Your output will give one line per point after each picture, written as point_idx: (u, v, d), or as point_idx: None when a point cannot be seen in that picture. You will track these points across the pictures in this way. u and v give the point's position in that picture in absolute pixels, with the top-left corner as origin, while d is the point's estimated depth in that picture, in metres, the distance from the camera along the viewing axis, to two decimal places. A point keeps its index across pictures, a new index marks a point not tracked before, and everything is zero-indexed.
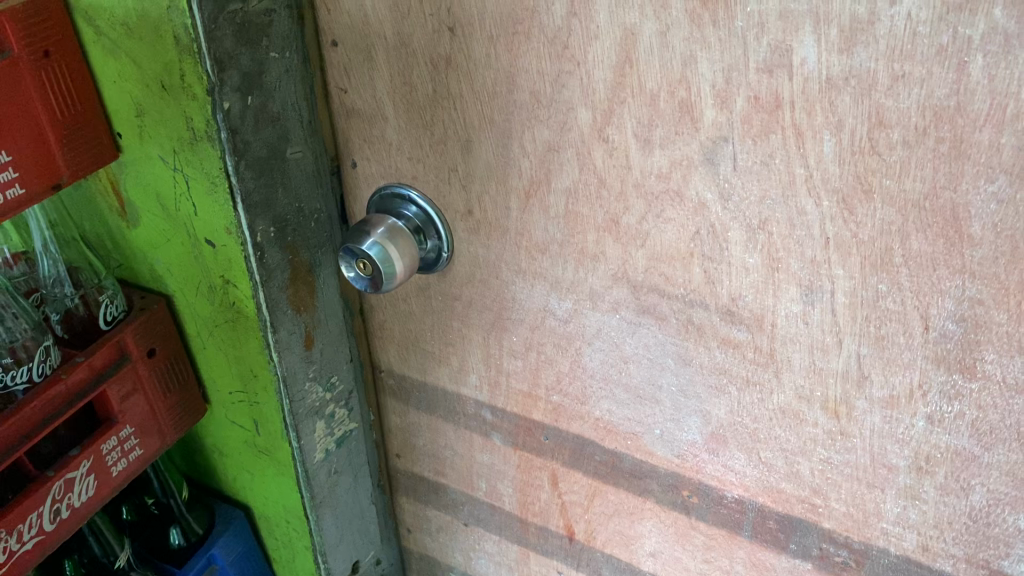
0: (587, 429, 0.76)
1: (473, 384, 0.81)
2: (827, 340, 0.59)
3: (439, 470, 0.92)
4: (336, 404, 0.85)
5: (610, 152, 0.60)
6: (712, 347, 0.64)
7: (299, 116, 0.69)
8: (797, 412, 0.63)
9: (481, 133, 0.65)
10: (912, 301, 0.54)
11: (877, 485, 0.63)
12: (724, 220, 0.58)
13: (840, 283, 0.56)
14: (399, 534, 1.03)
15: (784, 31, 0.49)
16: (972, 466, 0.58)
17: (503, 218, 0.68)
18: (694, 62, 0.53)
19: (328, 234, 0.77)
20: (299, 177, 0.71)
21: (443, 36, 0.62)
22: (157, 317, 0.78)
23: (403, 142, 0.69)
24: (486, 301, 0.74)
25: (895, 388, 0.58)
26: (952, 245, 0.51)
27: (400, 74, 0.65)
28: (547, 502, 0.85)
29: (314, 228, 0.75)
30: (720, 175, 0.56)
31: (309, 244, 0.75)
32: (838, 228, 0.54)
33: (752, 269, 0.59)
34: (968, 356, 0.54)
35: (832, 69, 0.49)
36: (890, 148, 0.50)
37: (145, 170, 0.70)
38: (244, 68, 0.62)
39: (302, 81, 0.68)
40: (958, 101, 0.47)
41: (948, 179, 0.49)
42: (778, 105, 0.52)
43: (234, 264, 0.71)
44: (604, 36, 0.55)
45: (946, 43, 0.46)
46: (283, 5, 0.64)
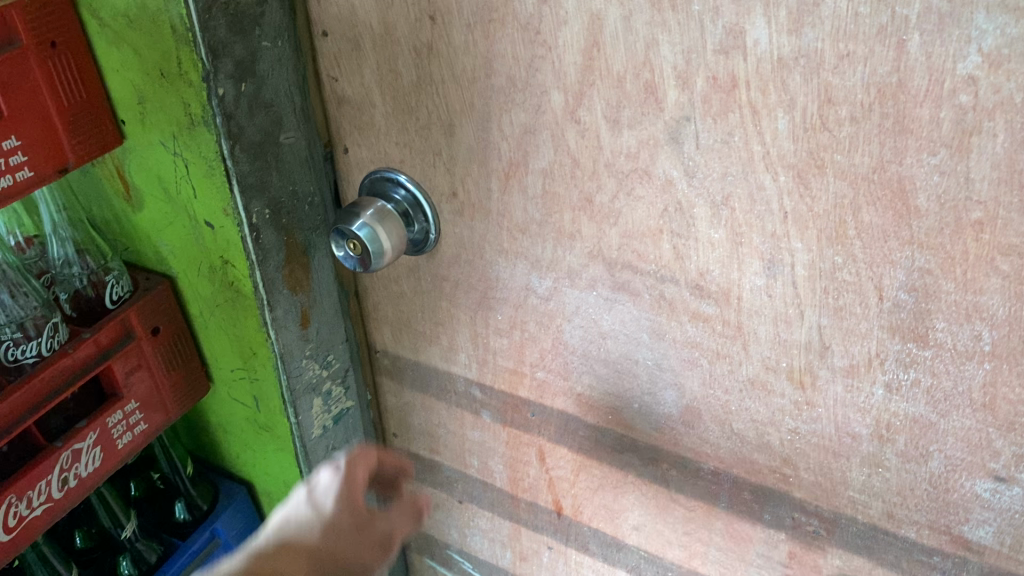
0: (570, 404, 0.79)
1: (463, 363, 0.84)
2: (790, 312, 0.61)
3: (434, 448, 0.95)
4: (333, 381, 0.89)
5: (582, 133, 0.63)
6: (683, 321, 0.67)
7: (292, 103, 0.72)
8: (765, 383, 0.66)
9: (463, 117, 0.68)
10: (867, 273, 0.56)
11: (843, 454, 0.65)
12: (689, 197, 0.61)
13: (799, 256, 0.59)
14: None
15: (737, 14, 0.52)
16: (929, 433, 0.60)
17: (486, 199, 0.71)
18: (655, 46, 0.56)
19: (322, 218, 0.80)
20: (293, 162, 0.75)
21: (424, 24, 0.65)
22: (161, 297, 0.82)
23: (391, 128, 0.72)
24: (472, 280, 0.77)
25: (854, 357, 0.60)
26: (901, 217, 0.53)
27: (386, 62, 0.69)
28: (535, 478, 0.88)
29: (308, 211, 0.78)
30: (685, 153, 0.59)
31: (304, 226, 0.78)
32: (795, 202, 0.57)
33: (717, 244, 0.61)
34: (921, 325, 0.56)
35: (783, 50, 0.52)
36: (840, 124, 0.52)
37: (147, 156, 0.74)
38: (237, 56, 0.66)
39: (294, 70, 0.72)
40: (900, 78, 0.49)
41: (894, 153, 0.52)
42: (734, 86, 0.55)
43: (231, 244, 0.75)
44: (572, 22, 0.58)
45: (886, 23, 0.48)
46: None
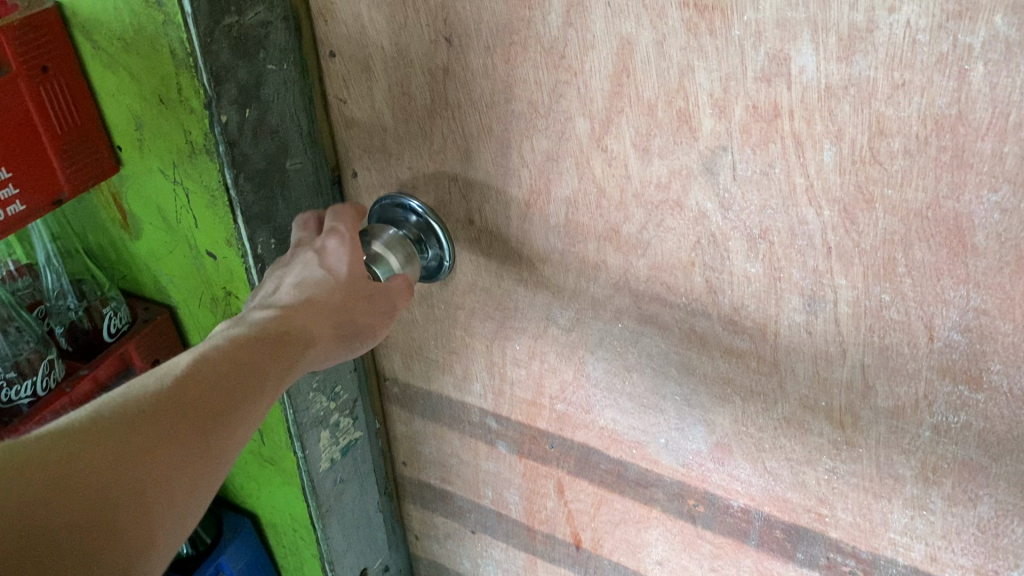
0: (591, 437, 0.76)
1: (478, 393, 0.81)
2: (831, 350, 0.58)
3: (445, 477, 0.91)
4: (341, 412, 0.85)
5: (609, 162, 0.59)
6: (715, 356, 0.63)
7: (298, 127, 0.69)
8: (801, 422, 0.62)
9: (481, 143, 0.64)
10: (917, 312, 0.53)
11: (884, 495, 0.62)
12: (724, 229, 0.57)
13: (842, 293, 0.55)
14: (407, 540, 1.04)
15: (782, 39, 0.49)
16: (979, 477, 0.57)
17: (504, 227, 0.68)
18: (691, 72, 0.53)
19: None
20: (300, 188, 0.71)
21: (440, 46, 0.61)
22: (161, 328, 0.79)
23: (403, 152, 0.69)
24: (489, 310, 0.74)
25: (900, 398, 0.57)
26: (956, 255, 0.50)
27: (399, 85, 0.65)
28: (553, 509, 0.85)
29: None
30: (720, 185, 0.56)
31: None
32: (840, 237, 0.53)
33: (754, 278, 0.58)
34: (974, 367, 0.53)
35: (832, 78, 0.48)
36: (892, 158, 0.49)
37: (146, 184, 0.70)
38: (241, 81, 0.62)
39: (300, 92, 0.68)
40: (960, 110, 0.46)
41: (951, 189, 0.48)
42: (776, 115, 0.51)
43: (236, 275, 0.71)
44: (600, 46, 0.55)
45: (947, 51, 0.45)
46: (280, 17, 0.63)
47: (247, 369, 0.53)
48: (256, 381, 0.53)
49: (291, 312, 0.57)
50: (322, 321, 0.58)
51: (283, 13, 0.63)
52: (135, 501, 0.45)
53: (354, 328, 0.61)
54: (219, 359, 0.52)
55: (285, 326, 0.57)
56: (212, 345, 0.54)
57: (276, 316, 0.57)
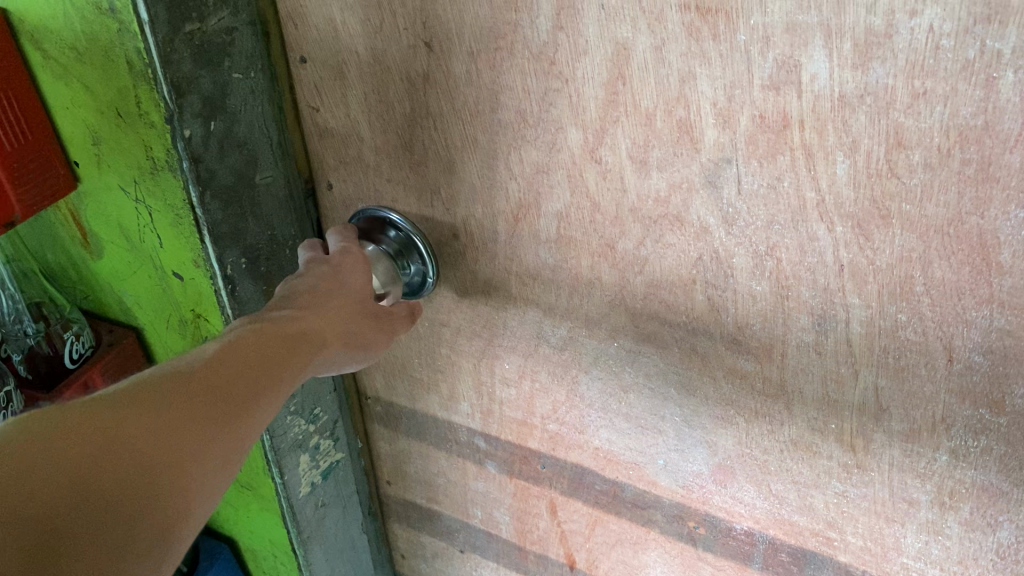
0: (586, 458, 0.72)
1: (465, 412, 0.77)
2: (842, 371, 0.54)
3: (432, 497, 0.88)
4: (321, 435, 0.81)
5: (604, 174, 0.55)
6: (718, 377, 0.60)
7: (268, 139, 0.64)
8: (809, 445, 0.59)
9: (465, 154, 0.60)
10: (935, 333, 0.50)
11: (897, 520, 0.59)
12: (728, 245, 0.54)
13: (855, 312, 0.52)
14: (393, 558, 1.00)
15: (791, 45, 0.45)
16: (1000, 503, 0.54)
17: (491, 242, 0.64)
18: (692, 79, 0.49)
19: None
20: (271, 204, 0.67)
21: (419, 52, 0.57)
22: (127, 352, 0.74)
23: (382, 163, 0.65)
24: (476, 327, 0.70)
25: (916, 421, 0.54)
26: (979, 274, 0.47)
27: (375, 92, 0.61)
28: (546, 530, 0.81)
29: (289, 255, 0.70)
30: (723, 199, 0.52)
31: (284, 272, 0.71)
32: (853, 254, 0.50)
33: (760, 297, 0.55)
34: (996, 390, 0.50)
35: (846, 86, 0.45)
36: (910, 171, 0.46)
37: (106, 202, 0.65)
38: (205, 91, 0.57)
39: (269, 100, 0.64)
40: (986, 121, 0.42)
41: (974, 205, 0.45)
42: (785, 126, 0.48)
43: (205, 298, 0.66)
44: (593, 52, 0.51)
45: (973, 57, 0.41)
46: (246, 21, 0.59)
47: (267, 363, 0.50)
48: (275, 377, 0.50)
49: (302, 311, 0.54)
50: (334, 324, 0.55)
51: (248, 18, 0.59)
52: (166, 487, 0.41)
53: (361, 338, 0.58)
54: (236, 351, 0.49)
55: (305, 325, 0.54)
56: (233, 339, 0.50)
57: (298, 313, 0.54)
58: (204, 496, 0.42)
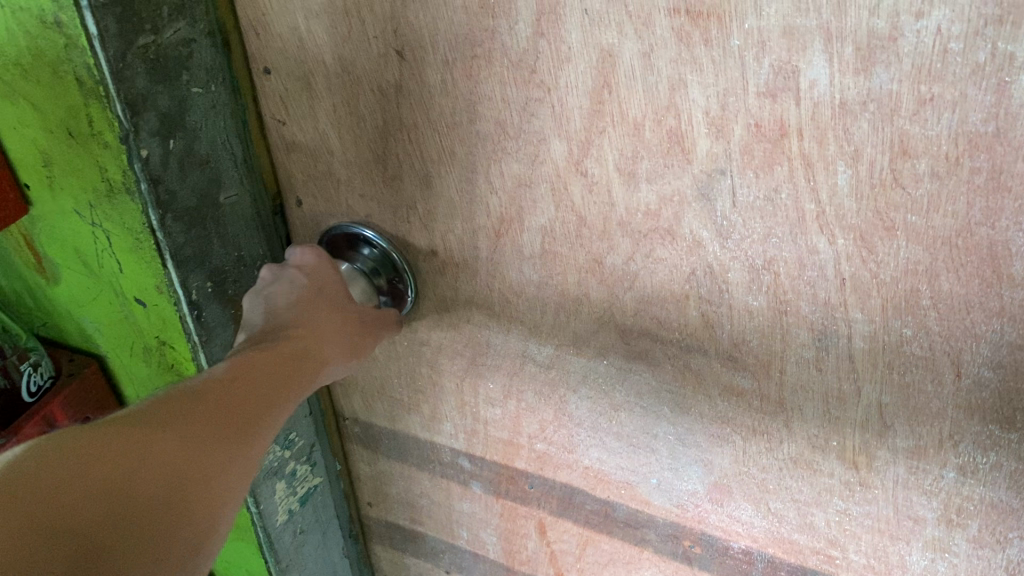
0: (576, 477, 0.69)
1: (448, 432, 0.74)
2: (844, 388, 0.52)
3: (416, 518, 0.84)
4: (297, 460, 0.77)
5: (590, 187, 0.53)
6: (713, 395, 0.57)
7: (231, 155, 0.61)
8: (809, 462, 0.57)
9: (442, 167, 0.57)
10: (942, 348, 0.47)
11: (901, 537, 0.57)
12: (723, 259, 0.51)
13: (858, 327, 0.49)
14: None
15: (789, 49, 0.42)
16: (1010, 519, 0.52)
17: (472, 259, 0.61)
18: (683, 87, 0.46)
19: None
20: (236, 223, 0.63)
21: (390, 60, 0.54)
22: (89, 381, 0.71)
23: (354, 178, 0.61)
24: (457, 346, 0.67)
25: (922, 438, 0.52)
26: (989, 286, 0.44)
27: (345, 103, 0.57)
28: (535, 550, 0.78)
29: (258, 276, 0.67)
30: (717, 212, 0.49)
31: None
32: (855, 268, 0.47)
33: (757, 312, 0.52)
34: (1007, 406, 0.48)
35: (847, 93, 0.42)
36: (916, 181, 0.43)
37: (61, 225, 0.61)
38: (162, 109, 0.54)
39: (232, 115, 0.60)
40: (997, 127, 0.40)
41: (985, 215, 0.42)
42: (783, 134, 0.45)
43: (170, 324, 0.63)
44: (577, 59, 0.48)
45: (984, 61, 0.39)
46: (204, 32, 0.55)
47: (271, 381, 0.51)
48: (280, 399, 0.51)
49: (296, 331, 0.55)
50: (329, 336, 0.57)
51: (207, 29, 0.55)
52: (190, 507, 0.42)
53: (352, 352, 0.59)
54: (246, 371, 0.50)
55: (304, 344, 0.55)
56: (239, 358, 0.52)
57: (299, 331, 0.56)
58: (223, 510, 0.44)
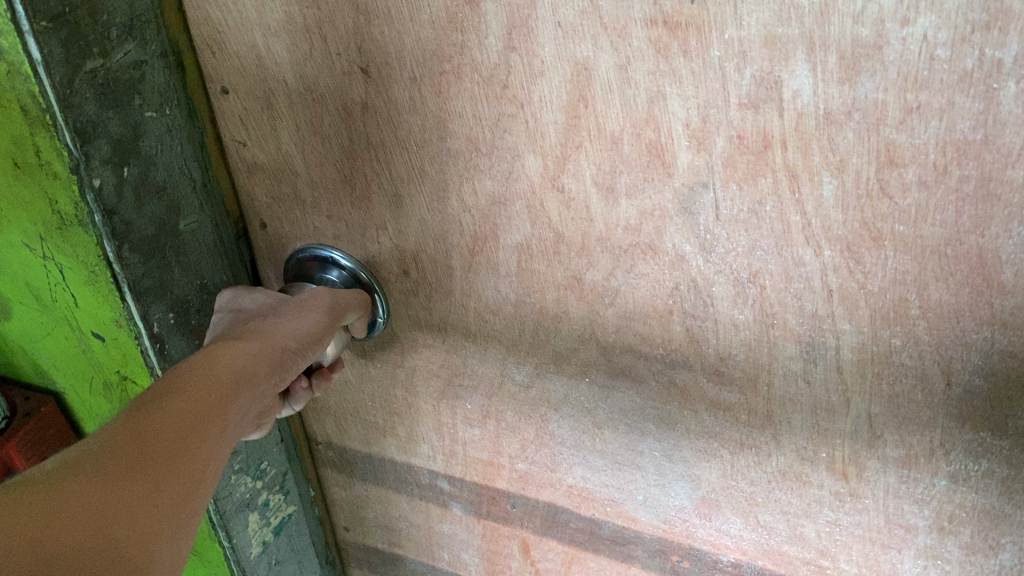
0: (559, 496, 0.68)
1: (426, 454, 0.72)
2: (833, 400, 0.51)
3: (395, 541, 0.82)
4: (269, 491, 0.74)
5: (567, 203, 0.51)
6: (699, 410, 0.56)
7: (189, 180, 0.58)
8: (799, 474, 0.56)
9: (412, 186, 0.55)
10: (932, 357, 0.47)
11: (893, 546, 0.56)
12: (707, 273, 0.50)
13: (846, 339, 0.48)
14: None
15: (771, 60, 0.41)
16: (1002, 525, 0.51)
17: (446, 278, 0.59)
18: (662, 99, 0.45)
19: None
20: (200, 251, 0.60)
21: (355, 78, 0.51)
22: (47, 421, 0.67)
23: (319, 199, 0.59)
24: (433, 367, 0.65)
25: (912, 447, 0.51)
26: (979, 294, 0.43)
27: (308, 123, 0.55)
28: (518, 569, 0.77)
29: None
30: (700, 226, 0.48)
31: None
32: (843, 279, 0.46)
33: (742, 325, 0.51)
34: (998, 413, 0.47)
35: (831, 102, 0.41)
36: (904, 190, 0.42)
37: (9, 259, 0.58)
38: (114, 135, 0.51)
39: (188, 138, 0.57)
40: (985, 134, 0.39)
41: (974, 223, 0.42)
42: (766, 146, 0.44)
43: (131, 359, 0.60)
44: (551, 73, 0.46)
45: (971, 67, 0.38)
46: (156, 53, 0.52)
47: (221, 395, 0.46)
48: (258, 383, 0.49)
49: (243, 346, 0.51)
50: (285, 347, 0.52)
51: (159, 50, 0.52)
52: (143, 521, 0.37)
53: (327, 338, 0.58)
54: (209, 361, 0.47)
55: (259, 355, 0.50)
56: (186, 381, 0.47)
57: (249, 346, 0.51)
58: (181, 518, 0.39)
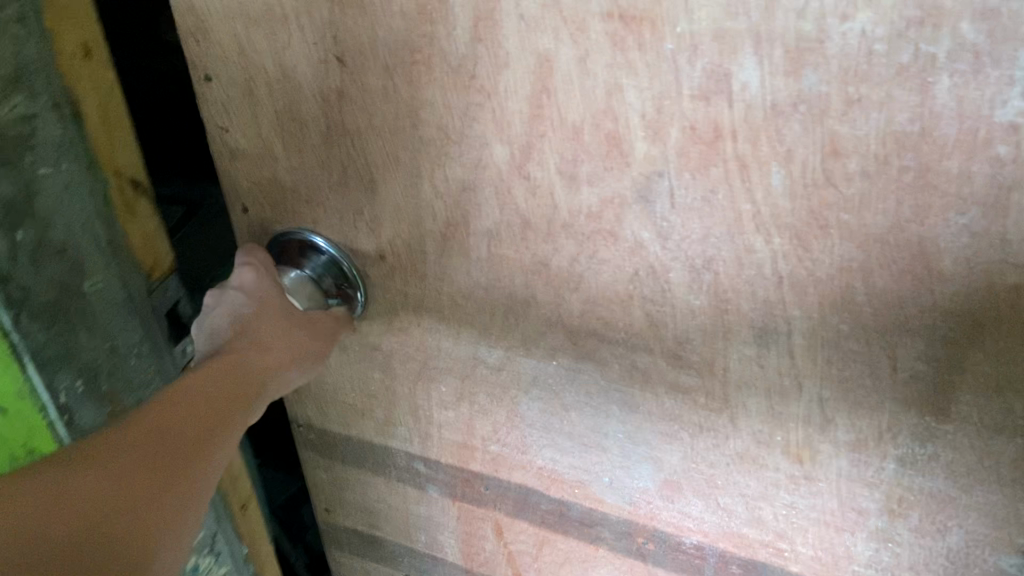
0: (530, 478, 0.70)
1: (402, 437, 0.74)
2: (786, 383, 0.53)
3: (374, 523, 0.84)
4: (199, 555, 0.78)
5: (533, 190, 0.53)
6: (660, 393, 0.58)
7: (92, 239, 0.58)
8: (755, 457, 0.58)
9: (386, 172, 0.57)
10: (878, 343, 0.48)
11: (846, 529, 0.58)
12: (665, 259, 0.52)
13: (797, 324, 0.50)
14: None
15: (720, 53, 0.43)
16: (949, 508, 0.53)
17: (419, 263, 0.61)
18: (620, 90, 0.46)
19: (150, 364, 0.67)
20: (111, 310, 0.61)
21: (331, 66, 0.53)
22: None
23: (298, 185, 0.61)
24: (409, 350, 0.67)
25: (862, 431, 0.53)
26: (921, 282, 0.45)
27: (287, 109, 0.57)
28: (492, 551, 0.79)
29: (132, 362, 0.65)
30: (657, 213, 0.50)
31: (127, 381, 0.65)
32: (792, 266, 0.48)
33: (699, 310, 0.53)
34: (941, 398, 0.49)
35: (778, 95, 0.43)
36: (847, 180, 0.44)
37: None
38: (7, 197, 0.51)
39: (90, 195, 0.58)
40: (922, 126, 0.41)
41: (913, 213, 0.43)
42: (718, 136, 0.46)
43: (35, 426, 0.60)
44: (515, 63, 0.48)
45: (907, 62, 0.39)
46: (49, 107, 0.53)
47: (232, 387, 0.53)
48: (225, 409, 0.51)
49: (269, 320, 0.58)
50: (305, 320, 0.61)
51: (53, 103, 0.53)
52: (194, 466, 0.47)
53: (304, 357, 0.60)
54: (178, 386, 0.49)
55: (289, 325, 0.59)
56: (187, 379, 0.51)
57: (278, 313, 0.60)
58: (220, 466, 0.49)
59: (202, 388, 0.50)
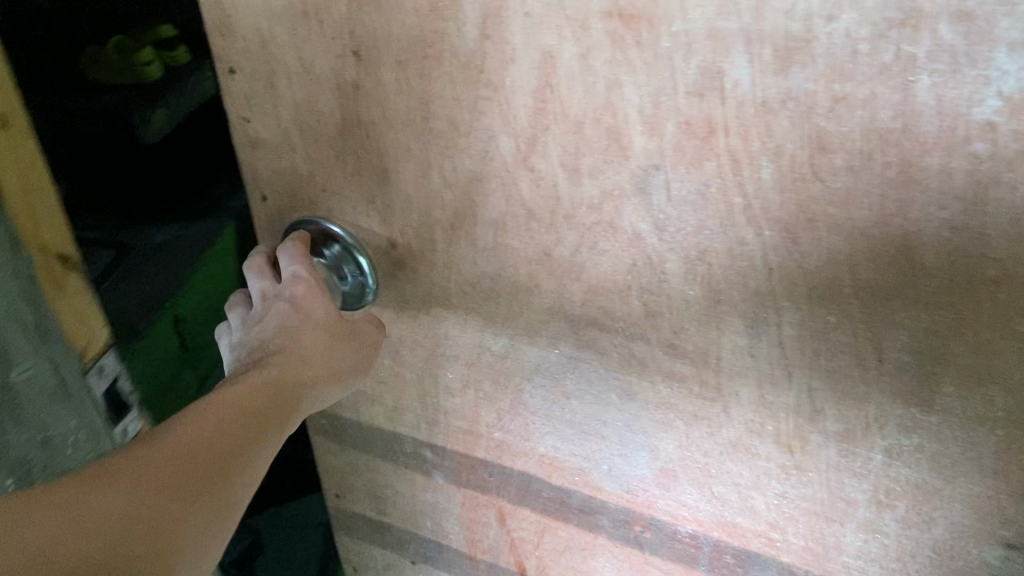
0: (532, 466, 0.72)
1: (410, 424, 0.76)
2: (777, 373, 0.55)
3: (382, 509, 0.87)
4: None
5: (537, 182, 0.55)
6: (656, 381, 0.60)
7: (18, 325, 0.58)
8: (748, 446, 0.59)
9: (398, 163, 0.59)
10: (864, 335, 0.50)
11: (835, 519, 0.60)
12: (661, 250, 0.54)
13: (786, 315, 0.52)
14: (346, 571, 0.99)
15: (713, 51, 0.45)
16: (934, 499, 0.55)
17: (429, 252, 0.63)
18: (619, 87, 0.49)
19: (89, 448, 0.66)
20: (36, 398, 0.60)
21: (348, 61, 0.56)
22: None
23: (315, 174, 0.64)
24: (417, 338, 0.69)
25: (850, 421, 0.54)
26: (904, 275, 0.47)
27: (306, 102, 0.60)
28: (495, 539, 0.81)
29: (67, 448, 0.64)
30: (654, 206, 0.52)
31: (64, 464, 0.64)
32: (782, 258, 0.50)
33: (693, 301, 0.55)
34: (925, 389, 0.50)
35: (767, 92, 0.45)
36: (833, 175, 0.46)
37: None
38: None
39: (14, 281, 0.57)
40: (905, 123, 0.43)
41: (896, 207, 0.45)
42: (711, 132, 0.48)
43: None
44: (521, 59, 0.51)
45: (889, 61, 0.41)
46: None
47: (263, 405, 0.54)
48: (254, 433, 0.52)
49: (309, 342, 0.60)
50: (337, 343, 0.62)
51: None
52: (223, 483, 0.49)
53: (336, 376, 0.62)
54: (204, 411, 0.50)
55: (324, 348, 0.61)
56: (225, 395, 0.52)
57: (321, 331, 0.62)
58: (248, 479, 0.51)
59: (236, 410, 0.52)
